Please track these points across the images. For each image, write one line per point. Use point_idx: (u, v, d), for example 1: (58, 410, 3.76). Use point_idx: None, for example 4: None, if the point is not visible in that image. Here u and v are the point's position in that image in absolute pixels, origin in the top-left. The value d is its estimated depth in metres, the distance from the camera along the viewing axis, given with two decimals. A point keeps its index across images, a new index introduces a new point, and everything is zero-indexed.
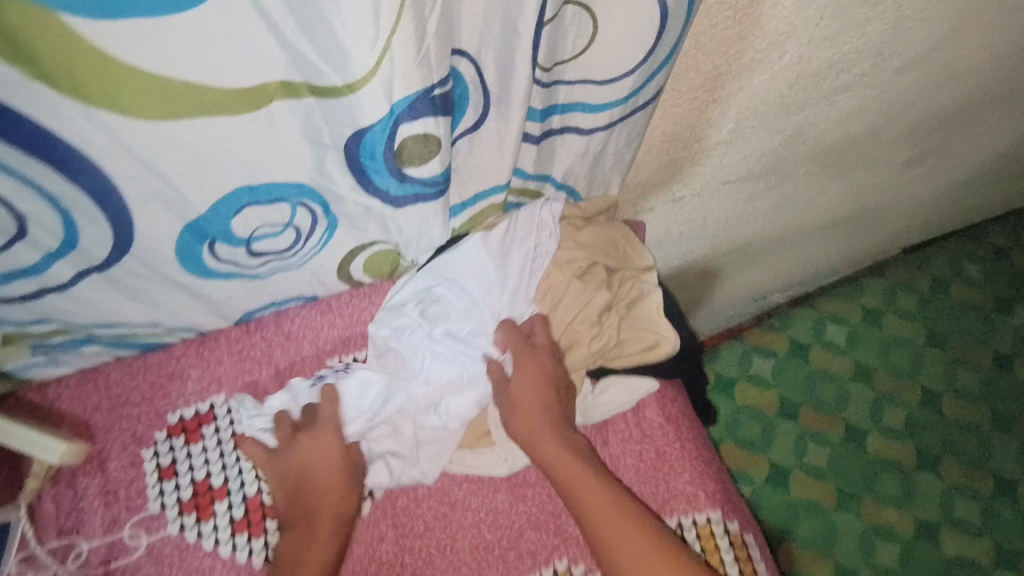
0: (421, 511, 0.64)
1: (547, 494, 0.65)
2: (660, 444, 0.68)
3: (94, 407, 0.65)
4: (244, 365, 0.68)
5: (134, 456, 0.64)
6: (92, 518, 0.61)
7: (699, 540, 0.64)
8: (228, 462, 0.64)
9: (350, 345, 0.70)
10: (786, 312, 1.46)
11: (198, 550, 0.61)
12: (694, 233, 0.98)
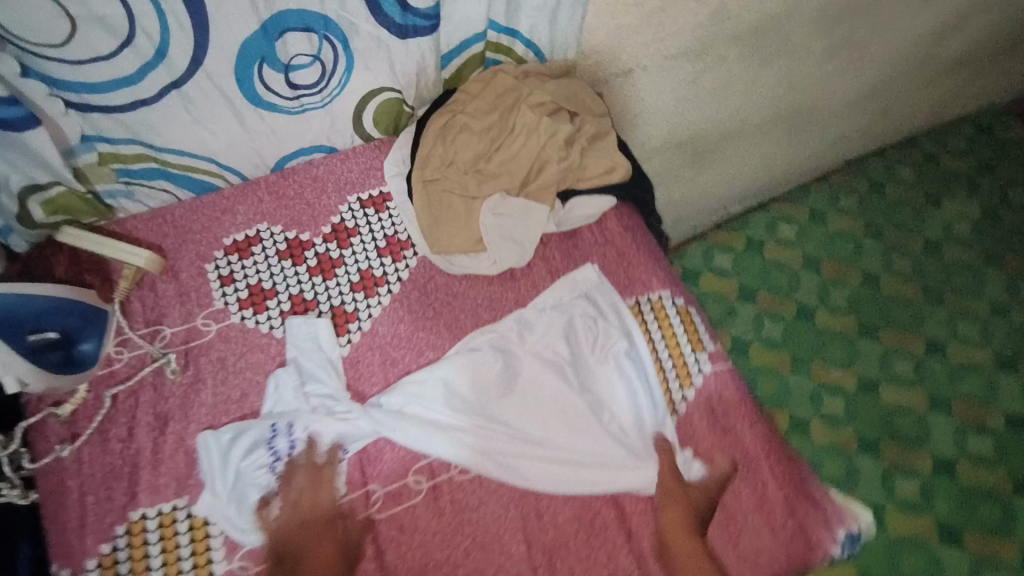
0: (431, 300, 0.81)
1: (531, 285, 0.82)
2: (620, 245, 0.85)
3: (164, 234, 0.81)
4: (282, 201, 0.84)
5: (199, 268, 0.80)
6: (172, 312, 0.77)
7: (653, 311, 0.81)
8: (275, 270, 0.81)
9: (367, 184, 0.86)
10: (742, 217, 1.54)
11: (258, 333, 0.77)
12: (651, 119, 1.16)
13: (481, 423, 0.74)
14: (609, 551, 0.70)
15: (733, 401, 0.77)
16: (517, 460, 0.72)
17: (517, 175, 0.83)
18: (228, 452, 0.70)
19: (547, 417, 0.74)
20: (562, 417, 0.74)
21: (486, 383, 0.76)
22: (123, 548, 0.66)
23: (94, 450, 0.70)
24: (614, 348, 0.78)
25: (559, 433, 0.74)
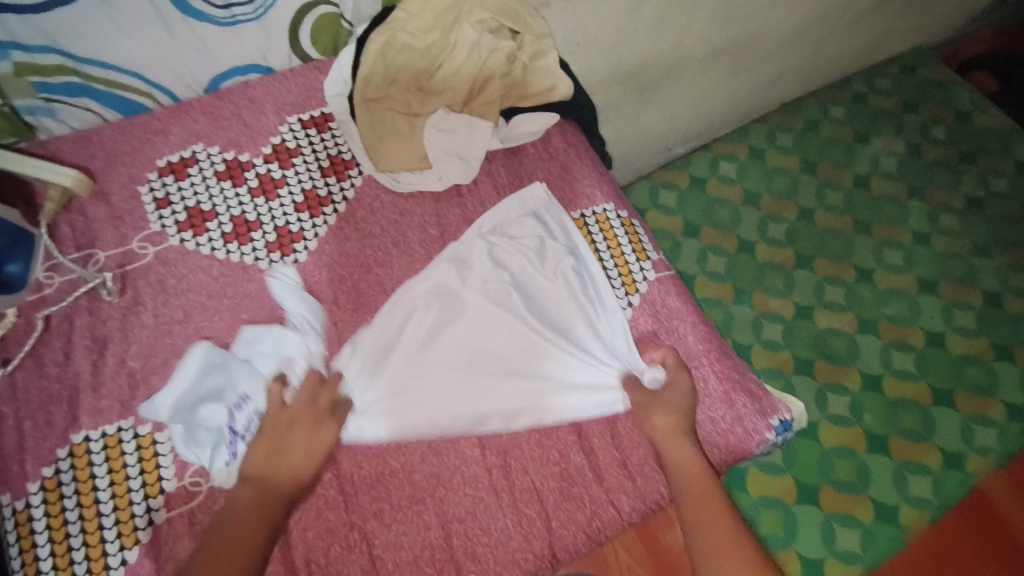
0: (378, 218, 0.80)
1: (478, 201, 0.82)
2: (564, 162, 0.87)
3: (91, 157, 0.77)
4: (217, 122, 0.81)
5: (131, 191, 0.77)
6: (105, 235, 0.74)
7: (597, 224, 0.83)
8: (214, 192, 0.78)
9: (308, 104, 0.84)
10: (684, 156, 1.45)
11: (199, 254, 0.75)
12: (594, 48, 1.17)
13: (434, 383, 0.72)
14: (561, 449, 0.72)
15: (675, 305, 0.79)
16: (474, 406, 0.72)
17: (460, 91, 0.83)
18: (211, 361, 0.69)
19: (502, 373, 0.73)
20: (517, 352, 0.74)
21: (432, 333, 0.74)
22: (67, 470, 0.64)
23: (28, 375, 0.68)
24: (565, 271, 0.78)
25: (518, 365, 0.74)
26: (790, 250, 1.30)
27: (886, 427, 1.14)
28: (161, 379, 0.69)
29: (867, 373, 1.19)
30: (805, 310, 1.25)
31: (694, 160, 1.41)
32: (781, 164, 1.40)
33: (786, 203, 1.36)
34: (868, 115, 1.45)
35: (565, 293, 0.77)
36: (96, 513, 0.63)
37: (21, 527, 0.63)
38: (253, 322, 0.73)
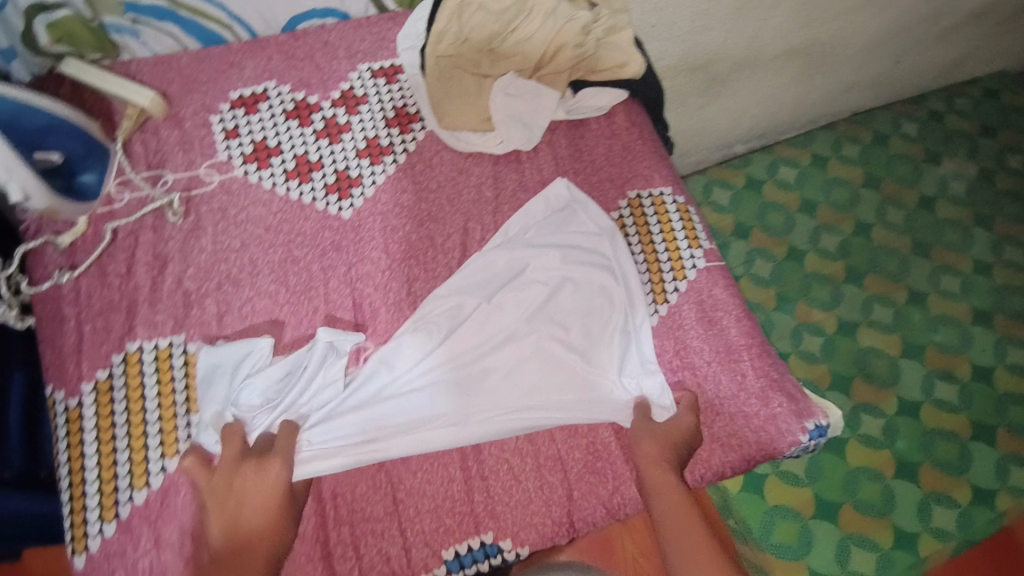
0: (435, 173, 0.80)
1: (535, 169, 0.82)
2: (626, 140, 0.85)
3: (169, 81, 0.80)
4: (291, 61, 0.83)
5: (203, 119, 0.79)
6: (174, 158, 0.77)
7: (653, 206, 0.82)
8: (280, 129, 0.80)
9: (379, 54, 0.85)
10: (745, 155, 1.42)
11: (260, 188, 0.77)
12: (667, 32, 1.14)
13: (461, 402, 0.70)
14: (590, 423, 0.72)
15: (722, 296, 0.78)
16: (488, 435, 0.69)
17: (531, 57, 0.82)
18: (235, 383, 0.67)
19: (532, 394, 0.71)
20: (543, 368, 0.72)
21: (450, 355, 0.71)
22: (119, 376, 0.68)
23: (91, 282, 0.71)
24: (603, 281, 0.75)
25: (545, 379, 0.71)
26: (840, 263, 1.27)
27: (919, 456, 1.11)
28: (214, 303, 0.72)
29: (905, 398, 1.15)
30: (849, 327, 1.21)
31: (753, 161, 1.39)
32: (842, 175, 1.36)
33: (843, 216, 1.32)
34: (942, 134, 1.40)
35: (599, 304, 0.74)
36: (141, 420, 0.66)
37: (73, 423, 0.66)
38: (304, 260, 0.75)
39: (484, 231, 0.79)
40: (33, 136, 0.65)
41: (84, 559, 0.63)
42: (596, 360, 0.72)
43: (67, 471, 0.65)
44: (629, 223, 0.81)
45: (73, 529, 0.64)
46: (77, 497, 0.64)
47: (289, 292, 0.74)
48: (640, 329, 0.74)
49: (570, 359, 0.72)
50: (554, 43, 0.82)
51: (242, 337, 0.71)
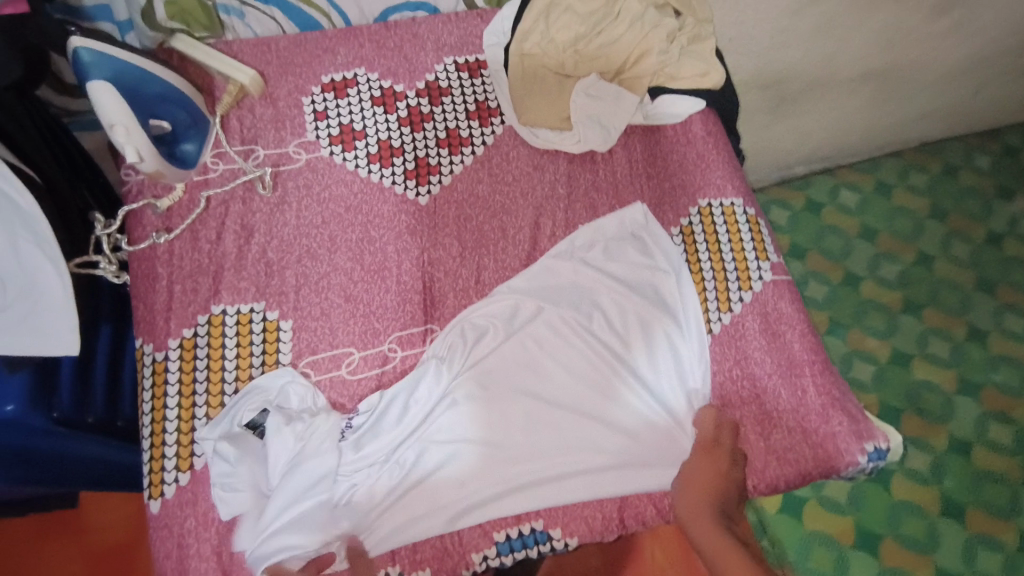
0: (511, 168, 0.83)
1: (608, 171, 0.83)
2: (700, 149, 0.86)
3: (267, 62, 0.84)
4: (381, 50, 0.86)
5: (296, 100, 0.83)
6: (266, 135, 0.81)
7: (723, 215, 0.82)
8: (366, 115, 0.83)
9: (465, 49, 0.88)
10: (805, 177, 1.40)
11: (344, 168, 0.80)
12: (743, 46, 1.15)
13: (500, 433, 0.69)
14: None
15: (788, 310, 0.77)
16: (520, 464, 0.68)
17: (614, 62, 0.84)
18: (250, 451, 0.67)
19: (574, 426, 0.70)
20: (589, 395, 0.71)
21: (490, 378, 0.71)
22: (203, 335, 0.71)
23: (183, 246, 0.74)
24: (660, 303, 0.75)
25: (588, 404, 0.71)
26: (898, 293, 1.24)
27: (968, 496, 1.07)
28: (294, 275, 0.75)
29: (958, 437, 1.12)
30: (904, 358, 1.19)
31: (814, 184, 1.37)
32: (907, 205, 1.33)
33: (906, 245, 1.29)
34: (1015, 171, 1.36)
35: (654, 327, 0.74)
36: (220, 378, 0.70)
37: (158, 375, 0.70)
38: (379, 240, 0.77)
39: (554, 227, 0.80)
40: (149, 103, 0.70)
41: (158, 504, 0.66)
42: (650, 384, 0.72)
43: (149, 420, 0.69)
44: (697, 231, 0.81)
45: (151, 475, 0.67)
46: (157, 446, 0.68)
47: (363, 269, 0.76)
48: (693, 352, 0.74)
49: (619, 386, 0.72)
50: (639, 46, 0.83)
51: (317, 308, 0.74)
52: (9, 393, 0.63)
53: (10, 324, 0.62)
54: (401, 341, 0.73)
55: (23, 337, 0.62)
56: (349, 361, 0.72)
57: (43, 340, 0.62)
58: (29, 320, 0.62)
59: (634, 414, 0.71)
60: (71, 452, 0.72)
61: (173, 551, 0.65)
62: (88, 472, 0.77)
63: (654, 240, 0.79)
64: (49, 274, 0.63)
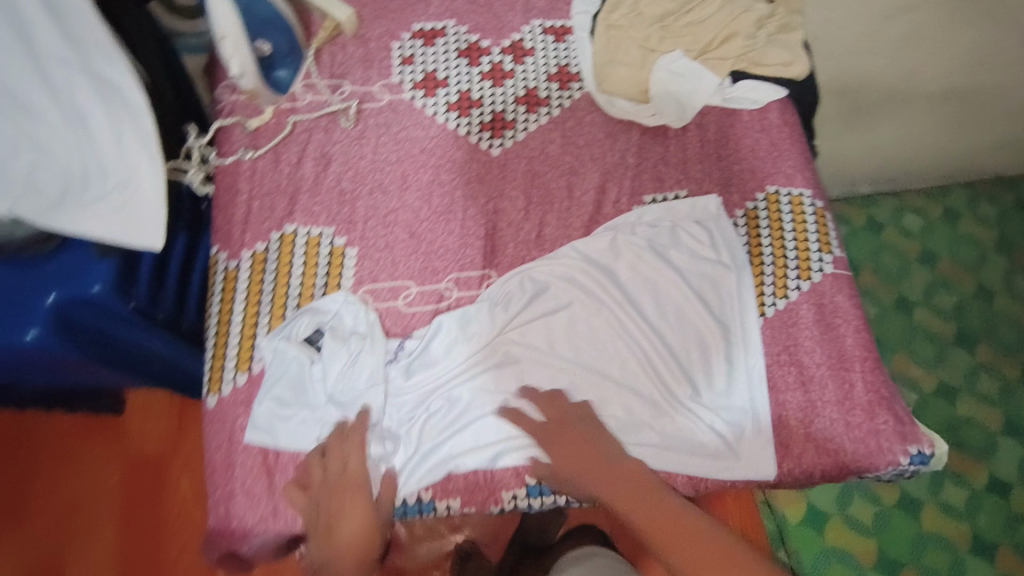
0: (584, 132, 0.84)
1: (680, 147, 0.84)
2: (776, 137, 0.85)
3: (364, 5, 0.87)
4: (472, 6, 0.89)
5: (386, 43, 0.86)
6: (355, 72, 0.84)
7: (790, 204, 0.81)
8: (450, 65, 0.85)
9: (554, 14, 0.90)
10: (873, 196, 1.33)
11: (423, 112, 0.83)
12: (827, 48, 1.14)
13: (547, 389, 0.71)
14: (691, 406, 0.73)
15: (845, 305, 0.77)
16: (563, 421, 0.70)
17: (700, 41, 0.85)
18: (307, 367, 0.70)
19: (619, 393, 0.72)
20: (635, 370, 0.73)
21: (541, 335, 0.73)
22: (274, 250, 0.75)
23: (265, 166, 0.78)
24: (714, 294, 0.76)
25: (633, 374, 0.73)
26: (953, 323, 1.20)
27: (1000, 536, 1.04)
28: (364, 207, 0.77)
29: (998, 475, 1.08)
30: (950, 389, 1.15)
31: (879, 202, 1.31)
32: (975, 234, 1.27)
33: (966, 274, 1.24)
34: None
35: (708, 316, 0.75)
36: (285, 293, 0.73)
37: (229, 282, 0.74)
38: (449, 184, 0.79)
39: (620, 194, 0.81)
40: (255, 24, 0.75)
41: (215, 399, 0.70)
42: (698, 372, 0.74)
43: (216, 322, 0.73)
44: (762, 216, 0.81)
45: (212, 372, 0.71)
46: (220, 346, 0.72)
47: (430, 210, 0.78)
48: (745, 346, 0.74)
49: (665, 364, 0.74)
50: (725, 29, 0.84)
51: (382, 241, 0.76)
52: (93, 274, 0.67)
53: (109, 210, 0.67)
54: (458, 282, 0.75)
55: (120, 224, 0.67)
56: (407, 294, 0.75)
57: (137, 229, 0.67)
58: (126, 209, 0.67)
59: (682, 398, 0.72)
60: (138, 345, 0.76)
61: (223, 446, 0.69)
62: (149, 366, 0.82)
63: (715, 228, 0.78)
64: (147, 169, 0.67)
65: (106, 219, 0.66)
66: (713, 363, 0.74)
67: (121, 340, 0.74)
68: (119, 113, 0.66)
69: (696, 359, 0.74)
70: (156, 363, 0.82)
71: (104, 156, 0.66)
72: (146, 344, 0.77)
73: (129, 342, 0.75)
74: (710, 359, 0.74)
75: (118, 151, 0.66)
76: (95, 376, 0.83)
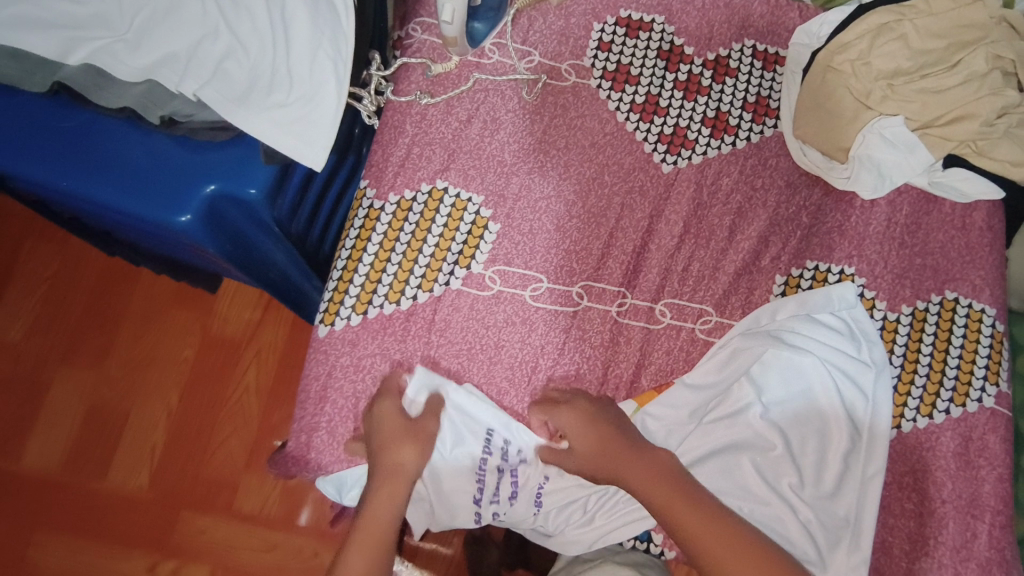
0: (764, 174, 0.78)
1: (861, 221, 0.76)
2: (972, 241, 0.76)
3: None
4: (686, 7, 0.83)
5: (588, 22, 0.81)
6: (548, 44, 0.80)
7: (966, 318, 0.73)
8: (646, 63, 0.80)
9: (769, 37, 0.83)
10: None
11: (605, 105, 0.78)
12: None
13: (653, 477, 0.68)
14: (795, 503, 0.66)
15: (997, 448, 0.69)
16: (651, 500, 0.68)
17: (926, 113, 0.75)
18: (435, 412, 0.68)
19: (723, 472, 0.67)
20: (745, 453, 0.67)
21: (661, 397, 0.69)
22: (420, 202, 0.73)
23: (435, 115, 0.76)
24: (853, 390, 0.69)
25: (742, 455, 0.67)
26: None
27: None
28: (518, 185, 0.75)
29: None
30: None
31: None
32: None
33: None
34: None
35: (841, 412, 0.68)
36: (418, 248, 0.72)
37: (369, 221, 0.72)
38: (609, 188, 0.75)
39: (781, 251, 0.75)
40: None
41: (326, 331, 0.70)
42: (814, 466, 0.67)
43: (345, 256, 0.72)
44: (932, 322, 0.73)
45: (327, 304, 0.71)
46: (342, 281, 0.71)
47: (583, 209, 0.75)
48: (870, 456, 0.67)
49: (781, 453, 0.67)
50: (959, 107, 0.75)
51: (526, 225, 0.73)
52: (252, 177, 0.67)
53: (284, 115, 0.67)
54: (590, 291, 0.72)
55: (289, 133, 0.67)
56: (536, 287, 0.72)
57: (305, 142, 0.67)
58: (299, 120, 0.68)
59: (788, 492, 0.67)
60: (265, 251, 0.77)
61: (321, 378, 0.70)
62: (266, 273, 0.83)
63: (870, 325, 0.71)
64: (331, 88, 0.69)
65: (279, 122, 0.67)
66: (833, 469, 0.67)
67: (253, 242, 0.75)
68: (321, 30, 0.69)
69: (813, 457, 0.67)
70: (275, 271, 0.82)
71: (296, 66, 0.69)
72: (272, 250, 0.77)
73: (260, 246, 0.76)
74: (828, 460, 0.67)
75: (310, 64, 0.69)
76: (215, 263, 0.85)
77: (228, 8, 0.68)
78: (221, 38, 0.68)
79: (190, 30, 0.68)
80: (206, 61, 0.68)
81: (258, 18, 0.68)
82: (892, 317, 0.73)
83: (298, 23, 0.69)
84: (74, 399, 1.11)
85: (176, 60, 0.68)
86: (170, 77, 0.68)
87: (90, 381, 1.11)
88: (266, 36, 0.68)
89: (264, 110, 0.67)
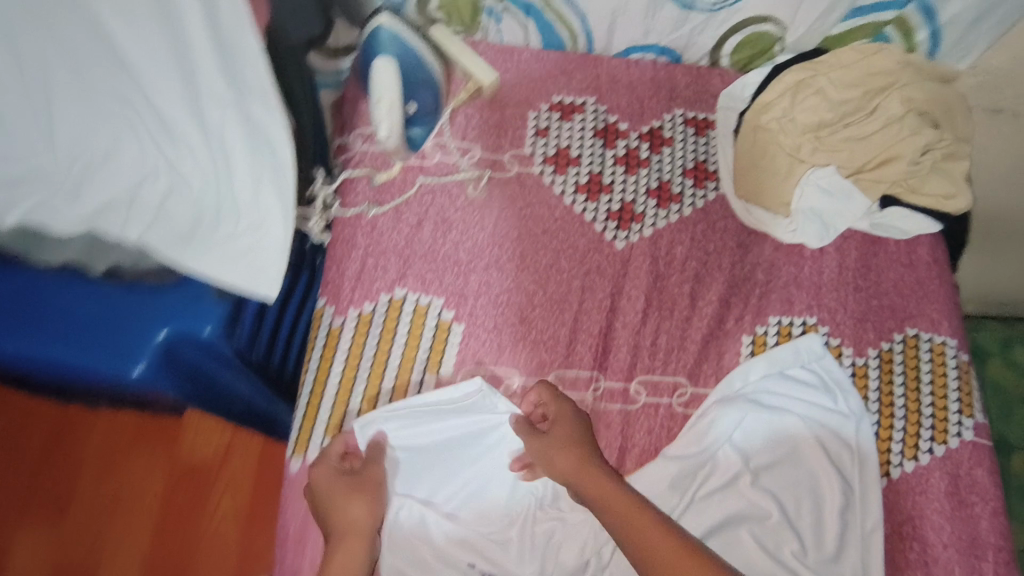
0: (715, 238, 0.79)
1: (815, 270, 0.78)
2: (921, 275, 0.79)
3: (505, 69, 0.84)
4: (615, 86, 0.85)
5: (523, 112, 0.83)
6: (487, 138, 0.81)
7: (930, 352, 0.75)
8: (584, 143, 0.82)
9: (698, 104, 0.86)
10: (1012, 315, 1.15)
11: (551, 191, 0.80)
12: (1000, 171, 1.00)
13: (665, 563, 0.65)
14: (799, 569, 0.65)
15: (984, 480, 0.69)
16: None
17: (856, 160, 0.79)
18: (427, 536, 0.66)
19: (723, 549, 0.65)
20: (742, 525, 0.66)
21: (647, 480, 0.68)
22: (381, 313, 0.72)
23: (385, 223, 0.76)
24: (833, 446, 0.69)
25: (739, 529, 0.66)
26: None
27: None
28: (476, 282, 0.74)
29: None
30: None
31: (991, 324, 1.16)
32: None
33: None
34: None
35: (824, 469, 0.68)
36: (385, 362, 0.70)
37: (331, 340, 0.71)
38: (567, 272, 0.76)
39: (744, 311, 0.76)
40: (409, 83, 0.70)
41: (299, 463, 0.68)
42: (811, 529, 0.66)
43: (311, 381, 0.70)
44: (899, 361, 0.74)
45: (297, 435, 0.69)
46: (311, 407, 0.69)
47: (544, 297, 0.75)
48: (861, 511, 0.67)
49: (776, 519, 0.66)
50: (883, 152, 0.78)
51: (491, 322, 0.73)
52: (206, 316, 0.66)
53: (235, 255, 0.66)
54: (563, 380, 0.72)
55: (244, 274, 0.66)
56: (509, 384, 0.71)
57: (262, 281, 0.66)
58: (251, 257, 0.66)
59: (791, 560, 0.65)
60: (227, 386, 0.75)
61: (300, 514, 0.67)
62: (229, 407, 0.80)
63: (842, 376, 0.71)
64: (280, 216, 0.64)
65: (230, 263, 0.66)
66: (831, 528, 0.66)
67: (213, 380, 0.73)
68: (245, 146, 0.59)
69: (809, 519, 0.66)
70: (240, 403, 0.80)
71: (241, 195, 0.62)
72: (233, 386, 0.75)
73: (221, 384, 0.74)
74: (823, 520, 0.66)
75: (256, 190, 0.62)
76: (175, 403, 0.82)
77: (143, 131, 0.57)
78: (152, 157, 0.60)
79: (115, 157, 0.59)
80: (144, 195, 0.62)
81: (187, 144, 0.58)
82: (860, 363, 0.74)
83: (218, 141, 0.58)
84: (38, 560, 1.03)
85: (111, 200, 0.62)
86: (111, 220, 0.64)
87: (54, 536, 1.04)
88: (202, 163, 0.60)
89: (214, 249, 0.65)
